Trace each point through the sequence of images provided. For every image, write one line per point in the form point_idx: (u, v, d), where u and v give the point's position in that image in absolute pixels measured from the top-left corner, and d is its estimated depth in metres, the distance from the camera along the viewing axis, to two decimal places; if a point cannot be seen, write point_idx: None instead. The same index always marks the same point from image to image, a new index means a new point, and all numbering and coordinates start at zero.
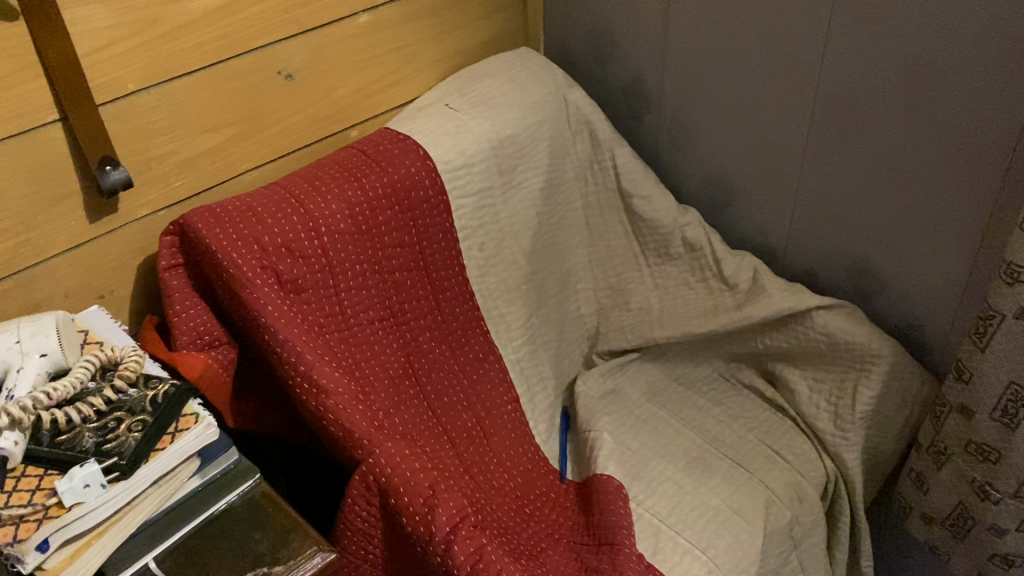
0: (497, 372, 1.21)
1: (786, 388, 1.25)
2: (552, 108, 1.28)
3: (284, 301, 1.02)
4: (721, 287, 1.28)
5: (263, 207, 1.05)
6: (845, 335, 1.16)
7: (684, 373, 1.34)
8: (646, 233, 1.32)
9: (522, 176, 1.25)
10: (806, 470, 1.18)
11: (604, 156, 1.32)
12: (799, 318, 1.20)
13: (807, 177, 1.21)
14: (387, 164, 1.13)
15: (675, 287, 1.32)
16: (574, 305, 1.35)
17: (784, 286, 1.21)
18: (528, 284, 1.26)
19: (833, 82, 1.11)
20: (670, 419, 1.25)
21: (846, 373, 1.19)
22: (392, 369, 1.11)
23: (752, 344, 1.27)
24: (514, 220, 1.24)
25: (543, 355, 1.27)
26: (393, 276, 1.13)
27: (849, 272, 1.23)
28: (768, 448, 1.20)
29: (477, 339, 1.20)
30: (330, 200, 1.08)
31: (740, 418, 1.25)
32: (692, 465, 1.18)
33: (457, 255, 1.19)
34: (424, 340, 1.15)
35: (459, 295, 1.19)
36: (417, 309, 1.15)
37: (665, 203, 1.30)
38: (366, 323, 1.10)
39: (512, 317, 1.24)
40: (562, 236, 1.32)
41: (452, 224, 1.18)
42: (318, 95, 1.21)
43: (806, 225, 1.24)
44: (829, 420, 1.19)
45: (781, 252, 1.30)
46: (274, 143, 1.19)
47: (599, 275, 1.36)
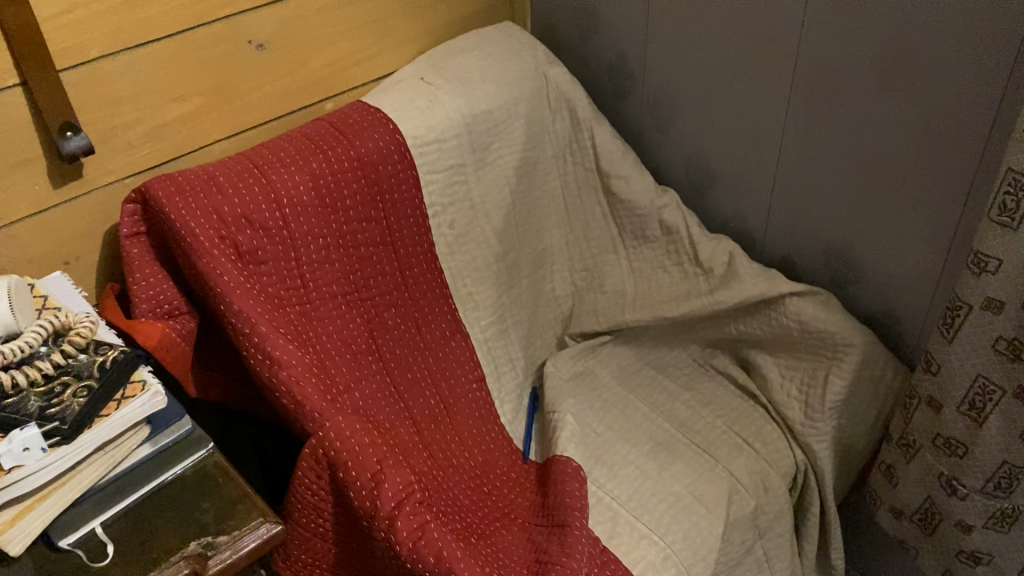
0: (464, 351, 1.20)
1: (759, 375, 1.23)
2: (530, 85, 1.26)
3: (242, 271, 1.02)
4: (695, 271, 1.26)
5: (225, 177, 1.05)
6: (817, 323, 1.14)
7: (657, 357, 1.32)
8: (623, 215, 1.30)
9: (496, 153, 1.23)
10: (773, 460, 1.16)
11: (583, 135, 1.30)
12: (772, 304, 1.18)
13: (784, 161, 1.18)
14: (354, 137, 1.12)
15: (651, 270, 1.30)
16: (549, 286, 1.33)
17: (758, 272, 1.19)
18: (499, 263, 1.25)
19: (809, 63, 1.08)
20: (638, 404, 1.23)
21: (819, 362, 1.16)
22: (354, 344, 1.10)
23: (726, 330, 1.25)
24: (485, 198, 1.23)
25: (512, 335, 1.26)
26: (358, 251, 1.12)
27: (826, 259, 1.20)
28: (736, 436, 1.18)
29: (444, 317, 1.19)
30: (294, 172, 1.07)
31: (710, 405, 1.23)
32: (657, 449, 1.16)
33: (426, 232, 1.18)
34: (388, 316, 1.15)
35: (426, 272, 1.18)
36: (382, 285, 1.14)
37: (643, 184, 1.28)
38: (328, 297, 1.09)
39: (480, 295, 1.23)
40: (537, 216, 1.30)
41: (421, 201, 1.17)
42: (290, 67, 1.20)
43: (784, 210, 1.22)
44: (799, 409, 1.17)
45: (760, 237, 1.28)
46: (246, 114, 1.19)
47: (575, 256, 1.34)
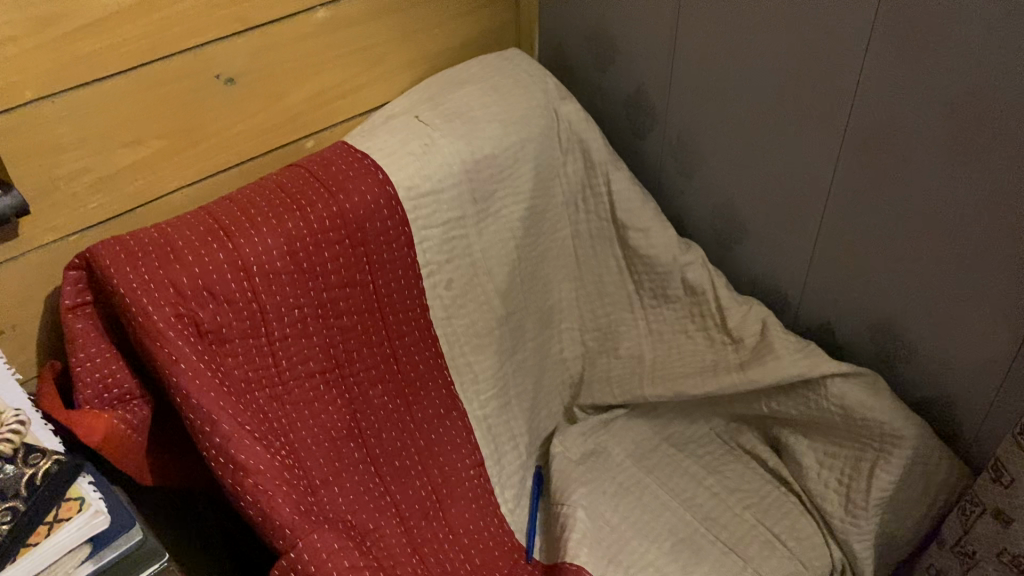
0: (459, 430, 1.06)
1: (792, 458, 1.10)
2: (540, 124, 1.11)
3: (203, 355, 0.87)
4: (723, 339, 1.11)
5: (183, 240, 0.89)
6: (862, 410, 1.00)
7: (677, 432, 1.18)
8: (642, 271, 1.15)
9: (501, 203, 1.08)
10: (809, 561, 1.02)
11: (598, 180, 1.14)
12: (811, 384, 1.04)
13: (830, 221, 1.03)
14: (337, 189, 0.96)
15: (672, 334, 1.16)
16: (556, 347, 1.19)
17: (795, 346, 1.05)
18: (502, 327, 1.10)
19: (868, 117, 0.93)
20: (658, 489, 1.10)
21: (863, 451, 1.02)
22: (334, 431, 0.96)
23: (756, 406, 1.11)
24: (488, 253, 1.08)
25: (515, 409, 1.12)
26: (339, 322, 0.97)
27: (872, 332, 1.06)
28: (767, 531, 1.05)
29: (437, 391, 1.05)
30: (265, 233, 0.92)
31: (736, 493, 1.10)
32: (678, 548, 1.02)
33: (420, 295, 1.03)
34: (374, 394, 1.00)
35: (419, 340, 1.03)
36: (367, 359, 1.00)
37: (665, 238, 1.13)
38: (305, 377, 0.95)
39: (480, 365, 1.08)
40: (546, 270, 1.15)
41: (414, 260, 1.02)
42: (264, 102, 1.04)
43: (825, 275, 1.08)
44: (839, 503, 1.04)
45: (795, 299, 1.14)
46: (214, 158, 1.03)
47: (587, 313, 1.19)
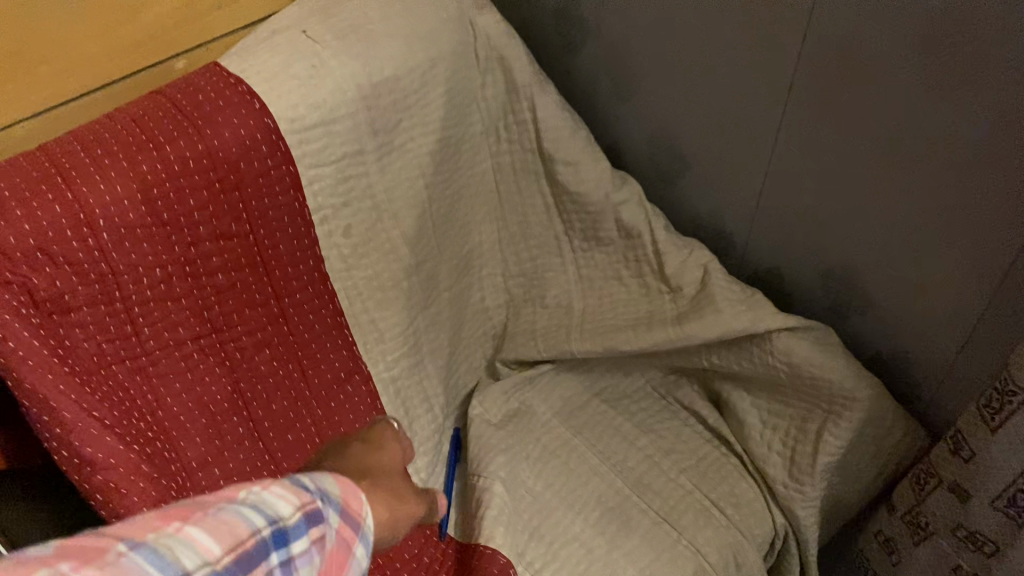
0: (362, 396, 0.94)
1: (733, 416, 1.00)
2: (453, 39, 0.95)
3: (41, 330, 0.71)
4: (660, 288, 0.99)
5: (10, 185, 0.72)
6: (811, 369, 0.90)
7: (609, 386, 1.07)
8: (571, 210, 1.01)
9: (407, 133, 0.93)
10: (748, 530, 0.94)
11: (522, 105, 1.00)
12: (756, 339, 0.93)
13: (782, 155, 0.91)
14: (203, 123, 0.81)
15: (604, 281, 1.03)
16: (476, 295, 1.06)
17: (739, 296, 0.93)
18: (411, 279, 0.97)
19: (836, 34, 0.79)
20: (586, 451, 0.99)
21: (811, 412, 0.93)
22: (211, 406, 0.83)
23: (695, 359, 1.00)
24: (392, 193, 0.93)
25: (428, 367, 1.00)
26: (213, 281, 0.83)
27: (824, 280, 0.95)
28: (704, 497, 0.96)
29: (335, 352, 0.93)
30: (114, 179, 0.76)
31: (672, 454, 0.99)
32: (606, 518, 0.93)
33: (312, 245, 0.89)
34: (260, 360, 0.87)
35: (313, 297, 0.90)
36: (250, 321, 0.86)
37: (598, 171, 0.99)
38: (174, 346, 0.81)
39: (387, 323, 0.96)
40: (461, 209, 1.01)
41: (303, 205, 0.88)
42: (117, 15, 0.85)
43: (775, 216, 0.95)
44: (783, 467, 0.95)
45: (740, 242, 1.01)
46: (59, 84, 0.83)
47: (510, 256, 1.06)
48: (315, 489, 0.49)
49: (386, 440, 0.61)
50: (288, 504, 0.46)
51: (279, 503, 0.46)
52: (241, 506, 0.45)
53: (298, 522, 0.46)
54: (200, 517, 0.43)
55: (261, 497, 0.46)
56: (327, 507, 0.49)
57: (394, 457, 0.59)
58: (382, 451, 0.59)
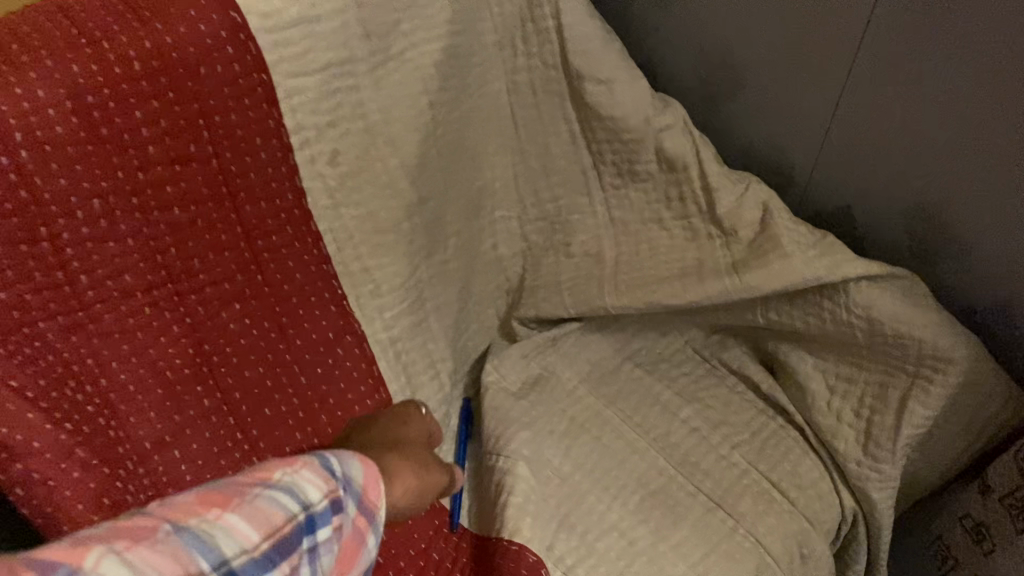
0: (353, 358, 0.78)
1: (792, 382, 0.85)
2: None
3: None
4: (709, 231, 0.83)
5: None
6: (895, 324, 0.75)
7: (643, 349, 0.91)
8: (602, 138, 0.85)
9: (407, 40, 0.76)
10: (815, 516, 0.80)
11: (544, 13, 0.80)
12: (826, 289, 0.78)
13: (864, 68, 0.75)
14: (150, 12, 0.62)
15: (640, 224, 0.87)
16: (488, 242, 0.90)
17: (808, 239, 0.78)
18: (413, 220, 0.80)
19: None
20: (621, 425, 0.84)
21: (891, 376, 0.78)
22: (170, 374, 0.66)
23: (749, 316, 0.85)
24: (388, 113, 0.76)
25: (434, 327, 0.85)
26: (168, 217, 0.65)
27: (908, 222, 0.79)
28: (763, 478, 0.81)
29: (319, 308, 0.76)
30: (32, 78, 0.57)
31: (722, 428, 0.84)
32: (648, 504, 0.78)
33: (291, 174, 0.72)
34: (229, 317, 0.70)
35: (293, 239, 0.73)
36: (216, 268, 0.69)
37: (634, 92, 0.82)
38: (119, 298, 0.63)
39: (383, 273, 0.79)
40: (471, 138, 0.84)
41: (278, 123, 0.70)
42: None
43: (849, 146, 0.80)
44: (856, 442, 0.80)
45: (803, 176, 0.85)
46: None
47: (528, 196, 0.89)
48: (341, 476, 0.50)
49: (411, 416, 0.71)
50: (318, 490, 0.48)
51: (310, 487, 0.47)
52: (273, 491, 0.46)
53: (323, 510, 0.47)
54: (238, 504, 0.45)
55: (293, 481, 0.47)
56: (348, 496, 0.50)
57: (417, 428, 0.70)
58: (407, 427, 0.69)
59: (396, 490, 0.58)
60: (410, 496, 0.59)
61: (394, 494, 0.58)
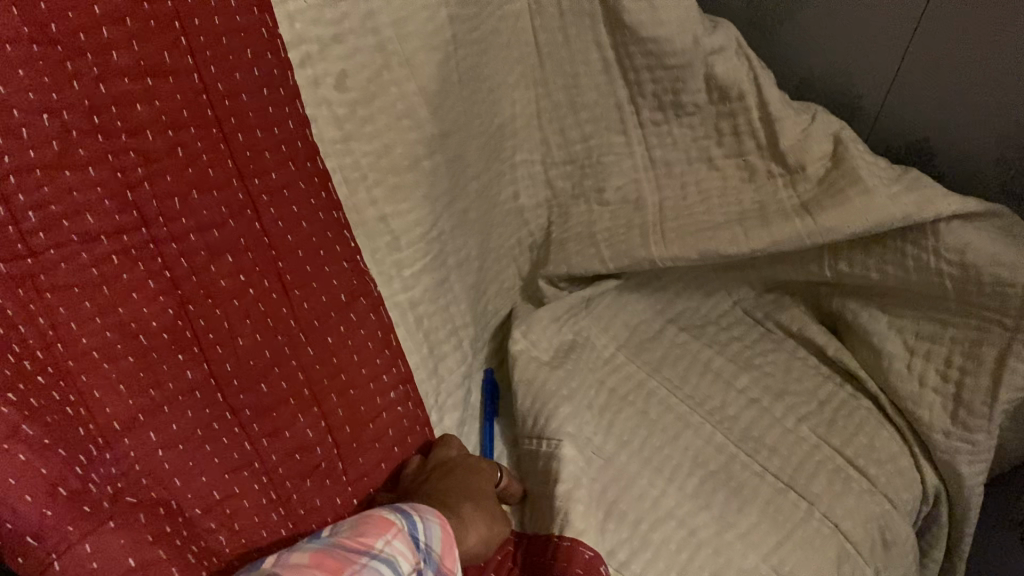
0: (369, 327, 0.65)
1: (863, 342, 0.74)
2: None
3: None
4: (770, 169, 0.72)
5: None
6: (994, 270, 0.64)
7: (687, 311, 0.80)
8: (642, 65, 0.72)
9: None
10: (896, 496, 0.69)
11: None
12: (909, 233, 0.67)
13: None
14: None
15: (685, 166, 0.76)
16: (509, 189, 0.78)
17: (887, 174, 0.68)
18: (432, 156, 0.68)
19: None
20: (670, 395, 0.73)
21: (985, 331, 0.67)
22: (148, 343, 0.51)
23: (814, 271, 0.74)
24: (400, 27, 0.64)
25: (455, 286, 0.73)
26: (139, 142, 0.51)
27: (999, 147, 0.70)
28: (837, 454, 0.70)
29: (329, 266, 0.62)
30: None
31: (785, 398, 0.73)
32: (709, 486, 0.67)
33: (291, 98, 0.59)
34: (221, 273, 0.56)
35: (295, 179, 0.60)
36: (204, 210, 0.55)
37: (681, 9, 0.70)
38: (79, 244, 0.48)
39: (402, 222, 0.67)
40: (492, 65, 0.72)
41: (272, 34, 0.58)
42: None
43: (931, 68, 0.69)
44: (943, 412, 0.70)
45: (871, 110, 0.75)
46: None
47: (555, 136, 0.78)
48: (422, 545, 0.49)
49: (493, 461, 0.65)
50: (407, 563, 0.46)
51: (402, 564, 0.46)
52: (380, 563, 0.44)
53: None
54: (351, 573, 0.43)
55: (391, 552, 0.46)
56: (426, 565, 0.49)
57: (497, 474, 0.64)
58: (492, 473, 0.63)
59: (473, 539, 0.57)
60: (481, 546, 0.58)
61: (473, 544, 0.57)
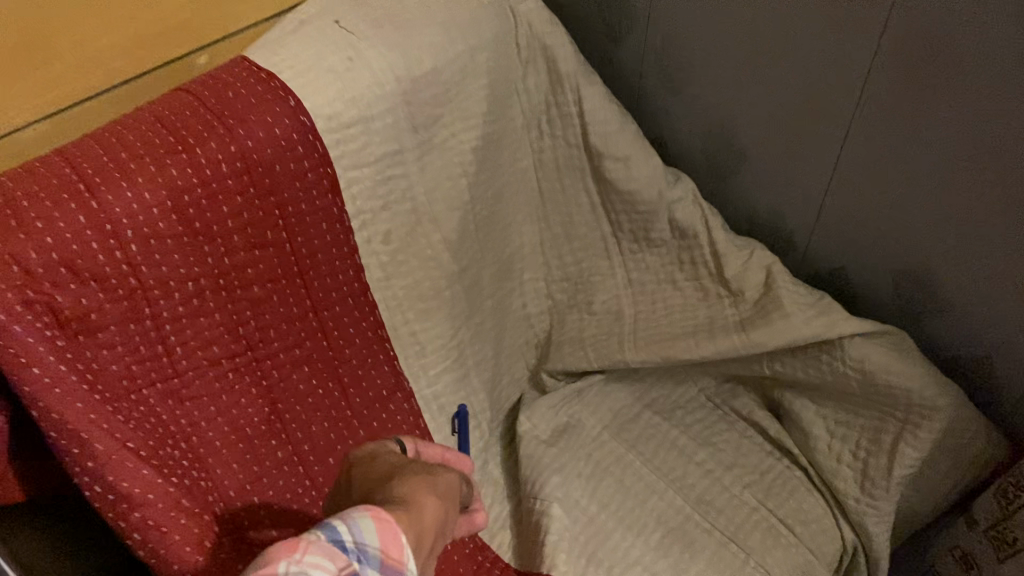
0: (405, 414, 0.88)
1: (797, 426, 0.94)
2: (492, 28, 0.87)
3: (65, 352, 0.64)
4: (719, 291, 0.93)
5: (26, 194, 0.64)
6: (886, 375, 0.84)
7: (660, 397, 1.02)
8: (620, 210, 0.95)
9: (448, 131, 0.86)
10: (817, 548, 0.88)
11: (565, 97, 0.92)
12: (825, 345, 0.87)
13: (850, 153, 0.85)
14: (235, 122, 0.72)
15: (655, 285, 0.97)
16: (519, 302, 1.00)
17: (807, 300, 0.88)
18: (455, 285, 0.91)
19: (916, 21, 0.73)
20: (642, 467, 0.94)
21: (884, 421, 0.87)
22: (249, 429, 0.77)
23: (756, 368, 0.95)
24: (433, 196, 0.87)
25: (474, 381, 0.95)
26: (248, 294, 0.75)
27: (896, 283, 0.89)
28: (771, 515, 0.90)
29: (376, 369, 0.86)
30: (140, 184, 0.67)
31: (733, 469, 0.94)
32: (669, 539, 0.87)
33: (352, 253, 0.82)
34: (299, 378, 0.80)
35: (353, 310, 0.83)
36: (287, 336, 0.79)
37: (646, 171, 0.92)
38: (207, 365, 0.73)
39: (428, 334, 0.90)
40: (503, 211, 0.94)
41: (341, 210, 0.80)
42: (126, 9, 0.73)
43: (841, 216, 0.90)
44: (854, 481, 0.89)
45: (801, 243, 0.96)
46: (65, 85, 0.72)
47: (554, 261, 1.00)
48: (352, 546, 0.39)
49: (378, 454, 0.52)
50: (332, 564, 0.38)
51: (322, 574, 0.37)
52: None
53: None
54: None
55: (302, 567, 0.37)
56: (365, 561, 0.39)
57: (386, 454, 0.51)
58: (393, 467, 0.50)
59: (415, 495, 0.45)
60: (432, 489, 0.47)
61: (418, 490, 0.46)
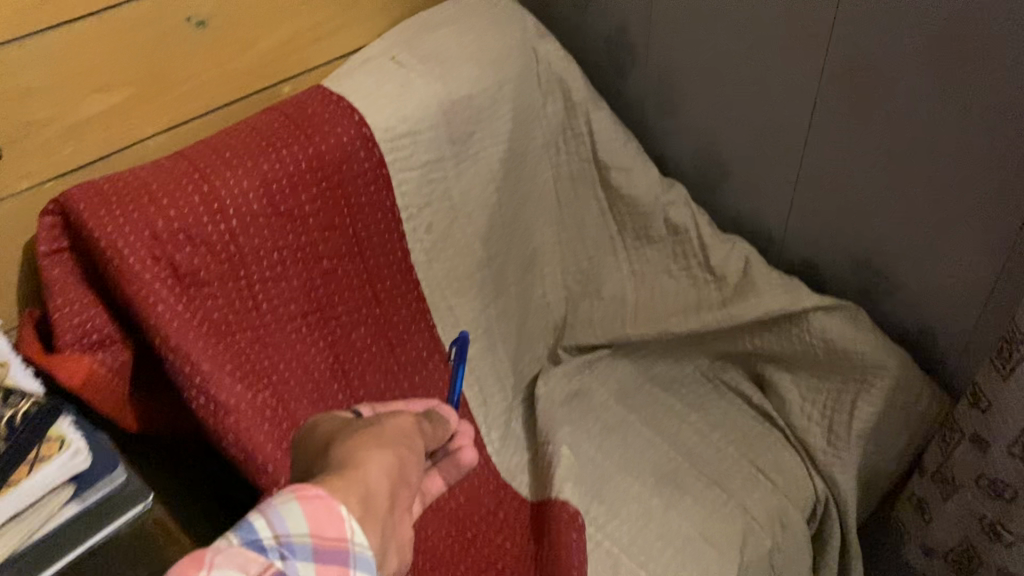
0: (438, 372, 1.08)
1: (775, 393, 1.10)
2: (517, 64, 1.08)
3: (183, 298, 0.84)
4: (706, 278, 1.11)
5: (158, 183, 0.85)
6: (844, 343, 1.00)
7: (661, 373, 1.19)
8: (624, 212, 1.14)
9: (480, 145, 1.07)
10: (790, 492, 1.03)
11: (579, 121, 1.13)
12: (794, 319, 1.04)
13: (810, 161, 1.03)
14: (313, 131, 0.94)
15: (654, 275, 1.15)
16: (540, 291, 1.19)
17: (778, 282, 1.05)
18: (484, 271, 1.10)
19: (849, 51, 0.92)
20: (642, 427, 1.11)
21: (845, 385, 1.03)
22: (317, 372, 0.96)
23: (740, 343, 1.11)
24: (467, 196, 1.07)
25: (501, 354, 1.13)
26: (320, 266, 0.95)
27: (854, 268, 1.06)
28: (751, 465, 1.06)
29: (417, 334, 1.06)
30: (241, 175, 0.88)
31: (721, 429, 1.10)
32: (662, 482, 1.03)
33: (401, 239, 1.02)
34: (356, 336, 1.00)
35: (401, 284, 1.03)
36: (349, 301, 0.99)
37: (644, 179, 1.11)
38: (286, 318, 0.93)
39: (462, 309, 1.09)
40: (526, 213, 1.14)
41: (393, 203, 1.00)
42: (232, 50, 0.96)
43: (806, 214, 1.07)
44: (822, 436, 1.05)
45: (778, 239, 1.13)
46: (183, 107, 0.95)
47: (570, 257, 1.19)
48: (275, 543, 0.41)
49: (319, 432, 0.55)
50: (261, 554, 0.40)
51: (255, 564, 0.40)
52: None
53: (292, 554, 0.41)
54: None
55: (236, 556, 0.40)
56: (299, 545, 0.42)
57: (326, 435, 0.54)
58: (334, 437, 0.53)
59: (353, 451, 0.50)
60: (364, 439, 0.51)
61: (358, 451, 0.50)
